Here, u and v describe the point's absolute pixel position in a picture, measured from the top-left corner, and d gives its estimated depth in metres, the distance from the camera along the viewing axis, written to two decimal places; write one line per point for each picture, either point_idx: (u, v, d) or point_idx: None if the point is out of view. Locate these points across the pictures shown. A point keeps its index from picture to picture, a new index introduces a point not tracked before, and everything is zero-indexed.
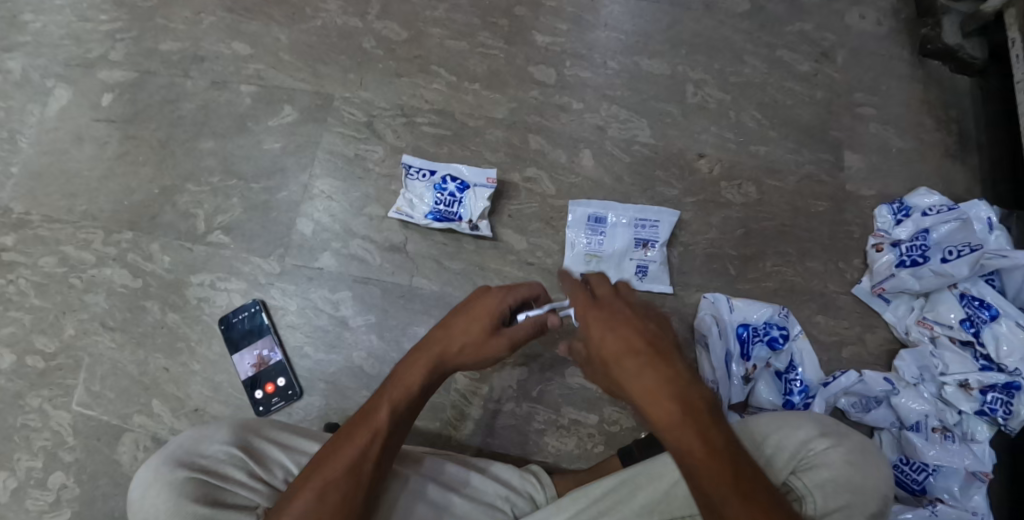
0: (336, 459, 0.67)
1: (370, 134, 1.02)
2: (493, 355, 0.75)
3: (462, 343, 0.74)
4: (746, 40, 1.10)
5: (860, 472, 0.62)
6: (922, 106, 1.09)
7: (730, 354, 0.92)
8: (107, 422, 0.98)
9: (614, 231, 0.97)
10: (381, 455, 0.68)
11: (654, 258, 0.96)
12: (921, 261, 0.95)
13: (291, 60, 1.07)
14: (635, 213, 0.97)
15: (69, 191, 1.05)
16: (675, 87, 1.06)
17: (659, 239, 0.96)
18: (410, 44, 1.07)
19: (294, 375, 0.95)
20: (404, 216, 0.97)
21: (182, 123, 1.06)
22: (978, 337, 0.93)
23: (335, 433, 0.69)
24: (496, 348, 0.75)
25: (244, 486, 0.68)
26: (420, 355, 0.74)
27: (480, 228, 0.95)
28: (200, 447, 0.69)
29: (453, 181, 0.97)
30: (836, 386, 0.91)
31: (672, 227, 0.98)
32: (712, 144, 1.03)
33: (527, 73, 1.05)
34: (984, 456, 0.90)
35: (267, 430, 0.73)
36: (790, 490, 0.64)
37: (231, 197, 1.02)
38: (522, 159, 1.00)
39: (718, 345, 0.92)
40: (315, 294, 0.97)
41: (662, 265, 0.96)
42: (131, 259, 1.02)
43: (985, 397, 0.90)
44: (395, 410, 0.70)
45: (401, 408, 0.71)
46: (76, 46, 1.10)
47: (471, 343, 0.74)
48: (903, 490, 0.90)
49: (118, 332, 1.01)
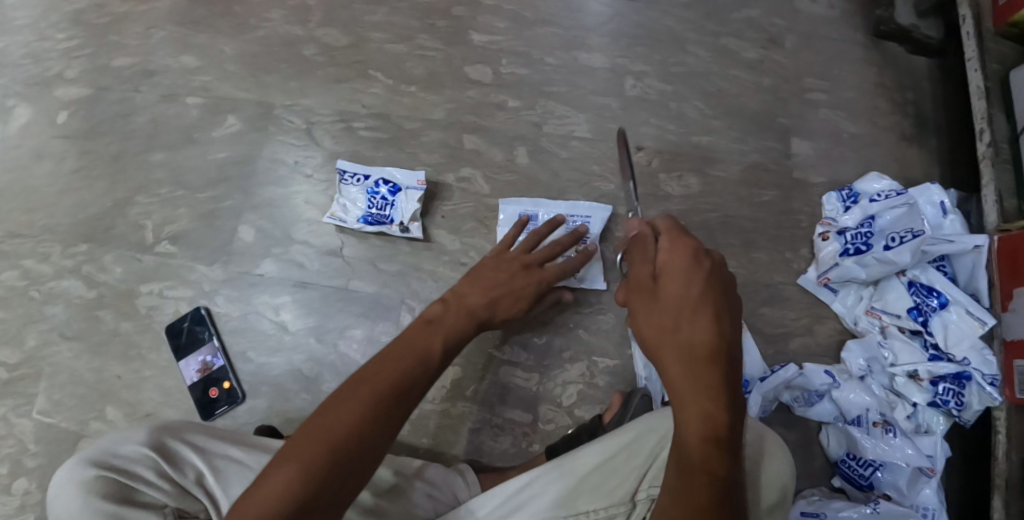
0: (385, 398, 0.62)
1: (309, 141, 1.04)
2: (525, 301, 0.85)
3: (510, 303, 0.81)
4: (690, 29, 1.05)
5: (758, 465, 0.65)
6: (876, 89, 1.03)
7: None
8: (66, 429, 1.00)
9: None
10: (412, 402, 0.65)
11: (588, 253, 0.94)
12: (864, 249, 0.91)
13: (235, 70, 1.09)
14: (567, 209, 0.96)
15: (29, 207, 1.09)
16: (614, 79, 1.03)
17: (591, 235, 0.95)
18: (349, 50, 1.08)
19: (237, 379, 0.97)
20: (338, 221, 0.99)
21: (133, 136, 1.10)
22: (927, 326, 0.89)
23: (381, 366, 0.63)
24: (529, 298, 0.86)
25: (154, 485, 0.70)
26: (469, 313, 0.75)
27: (411, 230, 0.96)
28: (113, 447, 0.72)
29: (386, 185, 0.97)
30: (775, 380, 0.89)
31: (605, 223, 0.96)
32: (652, 136, 1.01)
33: (463, 73, 1.05)
34: (933, 449, 0.86)
35: (183, 432, 0.75)
36: None
37: (179, 207, 1.05)
38: (458, 159, 1.01)
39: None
40: (257, 300, 0.99)
41: (596, 261, 0.94)
42: (87, 271, 1.05)
43: (936, 388, 0.87)
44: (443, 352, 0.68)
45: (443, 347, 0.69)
46: (35, 65, 1.15)
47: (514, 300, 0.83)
48: (851, 486, 0.88)
49: (75, 341, 1.03)
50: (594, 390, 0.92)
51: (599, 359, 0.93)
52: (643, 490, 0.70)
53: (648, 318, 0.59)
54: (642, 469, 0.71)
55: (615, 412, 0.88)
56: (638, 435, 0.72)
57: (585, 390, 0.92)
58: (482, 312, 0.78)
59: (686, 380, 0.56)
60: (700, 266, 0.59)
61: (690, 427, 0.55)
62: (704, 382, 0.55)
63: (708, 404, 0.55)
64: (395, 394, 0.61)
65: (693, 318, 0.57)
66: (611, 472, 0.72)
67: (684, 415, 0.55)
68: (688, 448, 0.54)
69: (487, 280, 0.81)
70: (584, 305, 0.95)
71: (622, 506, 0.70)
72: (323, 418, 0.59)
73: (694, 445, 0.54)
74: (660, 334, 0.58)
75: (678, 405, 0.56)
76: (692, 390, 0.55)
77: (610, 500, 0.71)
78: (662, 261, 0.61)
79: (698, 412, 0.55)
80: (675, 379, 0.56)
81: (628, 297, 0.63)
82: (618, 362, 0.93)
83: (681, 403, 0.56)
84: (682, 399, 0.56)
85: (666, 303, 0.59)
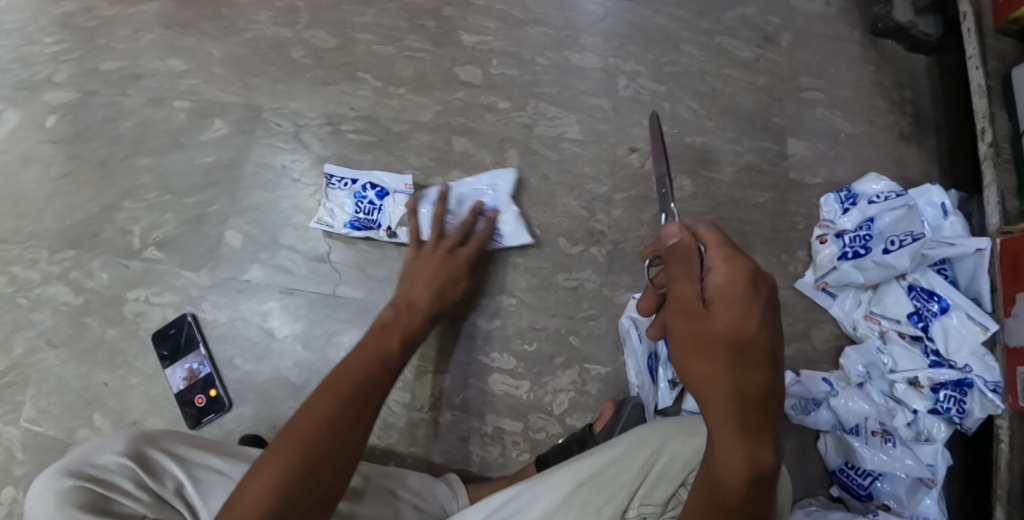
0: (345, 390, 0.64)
1: (297, 144, 1.03)
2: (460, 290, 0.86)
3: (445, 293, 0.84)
4: (683, 28, 1.03)
5: None
6: (874, 88, 1.00)
7: (658, 357, 0.91)
8: (53, 437, 0.99)
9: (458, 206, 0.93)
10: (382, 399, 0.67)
11: (507, 220, 0.93)
12: (863, 253, 0.89)
13: (222, 73, 1.08)
14: (466, 186, 0.94)
15: (15, 213, 1.08)
16: (606, 80, 1.02)
17: (500, 203, 0.93)
18: (338, 52, 1.06)
19: (225, 387, 0.96)
20: (325, 226, 0.97)
21: (120, 141, 1.09)
22: (928, 332, 0.86)
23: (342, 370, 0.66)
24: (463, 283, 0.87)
25: (131, 496, 0.69)
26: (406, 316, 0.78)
27: (399, 235, 0.95)
28: (92, 457, 0.70)
29: (373, 189, 0.96)
30: None
31: (511, 188, 0.94)
32: (644, 137, 0.99)
33: (452, 74, 1.03)
34: (934, 458, 0.83)
35: (165, 441, 0.74)
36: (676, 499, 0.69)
37: (166, 212, 1.04)
38: (447, 162, 0.99)
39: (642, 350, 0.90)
40: (244, 306, 0.98)
41: (516, 224, 0.92)
42: (73, 277, 1.04)
43: (937, 395, 0.85)
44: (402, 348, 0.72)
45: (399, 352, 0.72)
46: (22, 69, 1.14)
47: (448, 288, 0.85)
48: (849, 495, 0.86)
49: (62, 348, 1.02)
50: (585, 397, 0.90)
51: (591, 365, 0.91)
52: (633, 507, 0.69)
53: (697, 349, 0.54)
54: (633, 485, 0.69)
55: (606, 422, 0.85)
56: (630, 451, 0.70)
57: (576, 397, 0.90)
58: (428, 305, 0.81)
59: (736, 419, 0.52)
60: (758, 298, 0.53)
61: (734, 467, 0.53)
62: (755, 423, 0.53)
63: (757, 446, 0.52)
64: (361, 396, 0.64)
65: (747, 355, 0.52)
66: (600, 487, 0.70)
67: (729, 454, 0.53)
68: (730, 486, 0.53)
69: (423, 276, 0.84)
70: (576, 310, 0.93)
71: None
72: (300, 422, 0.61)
73: (738, 486, 0.53)
74: (710, 368, 0.53)
75: (723, 442, 0.53)
76: (742, 431, 0.52)
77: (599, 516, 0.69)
78: (716, 286, 0.54)
79: (745, 453, 0.52)
80: (721, 415, 0.53)
81: (670, 317, 0.56)
82: (610, 369, 0.91)
83: (723, 441, 0.53)
84: (728, 438, 0.53)
85: (719, 336, 0.53)
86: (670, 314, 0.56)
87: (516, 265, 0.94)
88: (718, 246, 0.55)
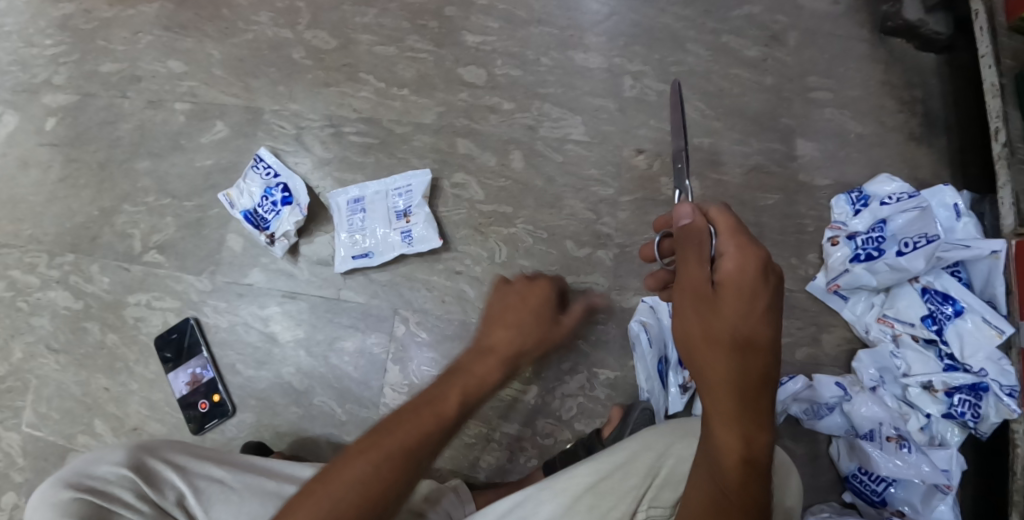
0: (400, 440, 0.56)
1: (299, 146, 1.01)
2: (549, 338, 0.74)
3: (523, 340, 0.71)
4: (688, 27, 1.02)
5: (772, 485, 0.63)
6: (884, 87, 0.98)
7: (669, 362, 0.89)
8: (53, 443, 0.99)
9: (371, 207, 0.95)
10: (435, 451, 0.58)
11: (416, 222, 0.94)
12: (876, 255, 0.88)
13: (222, 75, 1.08)
14: (388, 186, 0.96)
15: (16, 216, 1.08)
16: (611, 80, 1.00)
17: (414, 205, 0.94)
18: (339, 53, 1.05)
19: (227, 392, 0.95)
20: (228, 202, 1.00)
21: (119, 144, 1.08)
22: (941, 335, 0.85)
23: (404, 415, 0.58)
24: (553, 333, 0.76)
25: (132, 508, 0.67)
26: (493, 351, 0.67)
27: (276, 246, 0.96)
28: (90, 468, 0.68)
29: (283, 192, 0.98)
30: (785, 392, 0.88)
31: (425, 189, 0.95)
32: (650, 138, 0.98)
33: (455, 75, 1.02)
34: (948, 463, 0.82)
35: (163, 451, 0.72)
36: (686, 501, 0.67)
37: (166, 216, 1.03)
38: (450, 164, 0.98)
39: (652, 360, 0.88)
40: (245, 311, 0.97)
41: (426, 225, 0.93)
42: (73, 281, 1.03)
43: (952, 399, 0.83)
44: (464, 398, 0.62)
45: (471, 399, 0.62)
46: (22, 72, 1.14)
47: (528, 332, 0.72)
48: (862, 501, 0.85)
49: (62, 353, 1.01)
50: (593, 403, 0.89)
51: (599, 370, 0.90)
52: (640, 512, 0.66)
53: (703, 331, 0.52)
54: (639, 489, 0.67)
55: (615, 426, 0.84)
56: (635, 455, 0.68)
57: (584, 403, 0.89)
58: (510, 350, 0.68)
59: (733, 404, 0.50)
60: (765, 285, 0.51)
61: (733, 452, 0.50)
62: (757, 408, 0.50)
63: (756, 434, 0.50)
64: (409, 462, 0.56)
65: (752, 340, 0.50)
66: (604, 494, 0.68)
67: (723, 440, 0.50)
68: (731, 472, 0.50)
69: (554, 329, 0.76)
70: (583, 314, 0.91)
71: None
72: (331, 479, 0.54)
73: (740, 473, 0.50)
74: (715, 353, 0.51)
75: (718, 428, 0.51)
76: (740, 417, 0.50)
77: None
78: (726, 269, 0.52)
79: (746, 437, 0.50)
80: (723, 399, 0.50)
81: (678, 298, 0.55)
82: (619, 374, 0.90)
83: (720, 425, 0.51)
84: (726, 419, 0.50)
85: (725, 317, 0.51)
86: (680, 297, 0.55)
87: (522, 269, 0.93)
88: (730, 232, 0.54)
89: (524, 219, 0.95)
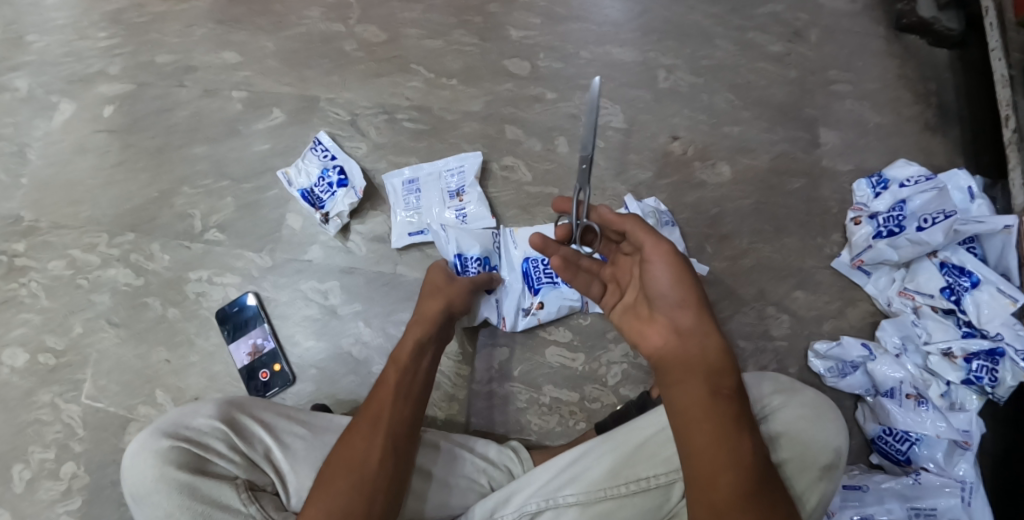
0: (375, 427, 0.73)
1: (354, 132, 1.07)
2: (459, 294, 0.87)
3: (439, 306, 0.85)
4: (717, 25, 1.09)
5: (814, 424, 0.72)
6: (899, 81, 1.06)
7: (520, 290, 0.97)
8: (113, 414, 1.02)
9: (426, 188, 1.02)
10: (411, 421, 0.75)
11: (469, 202, 1.00)
12: (897, 231, 0.94)
13: (277, 65, 1.13)
14: (442, 167, 1.03)
15: (73, 199, 1.11)
16: (647, 73, 1.07)
17: (467, 185, 1.01)
18: (389, 46, 1.11)
19: (288, 362, 1.00)
20: (286, 180, 1.05)
21: (176, 130, 1.12)
22: (960, 305, 0.91)
23: (364, 415, 0.74)
24: (460, 290, 0.87)
25: (224, 457, 0.72)
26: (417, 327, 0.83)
27: (329, 224, 1.02)
28: (186, 420, 0.74)
29: (339, 174, 1.04)
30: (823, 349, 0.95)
31: (478, 170, 1.02)
32: (685, 126, 1.05)
33: (501, 67, 1.08)
34: (968, 425, 0.88)
35: (251, 407, 0.76)
36: None
37: (224, 197, 1.08)
38: (498, 149, 1.04)
39: (490, 299, 0.96)
40: (304, 285, 1.02)
41: (478, 205, 1.00)
42: (133, 259, 1.07)
43: (970, 365, 0.89)
44: (404, 375, 0.78)
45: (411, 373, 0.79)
46: (76, 63, 1.18)
47: (443, 302, 0.85)
48: (889, 461, 0.91)
49: (122, 328, 1.05)
50: (638, 369, 0.95)
51: None
52: None
53: (681, 281, 0.69)
54: None
55: None
56: None
57: (629, 369, 0.95)
58: (434, 315, 0.84)
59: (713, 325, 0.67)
60: None
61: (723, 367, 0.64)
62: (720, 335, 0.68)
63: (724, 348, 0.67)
64: (396, 431, 0.73)
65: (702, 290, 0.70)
66: (664, 442, 0.76)
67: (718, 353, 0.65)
68: (727, 383, 0.64)
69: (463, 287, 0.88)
70: None
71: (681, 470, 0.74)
72: (350, 456, 0.71)
73: (735, 380, 0.64)
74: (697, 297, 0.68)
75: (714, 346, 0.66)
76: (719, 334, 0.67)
77: (668, 466, 0.74)
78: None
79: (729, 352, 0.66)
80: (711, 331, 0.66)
81: (657, 257, 0.70)
82: None
83: (713, 344, 0.66)
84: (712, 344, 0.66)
85: (690, 271, 0.70)
86: (657, 256, 0.70)
87: None
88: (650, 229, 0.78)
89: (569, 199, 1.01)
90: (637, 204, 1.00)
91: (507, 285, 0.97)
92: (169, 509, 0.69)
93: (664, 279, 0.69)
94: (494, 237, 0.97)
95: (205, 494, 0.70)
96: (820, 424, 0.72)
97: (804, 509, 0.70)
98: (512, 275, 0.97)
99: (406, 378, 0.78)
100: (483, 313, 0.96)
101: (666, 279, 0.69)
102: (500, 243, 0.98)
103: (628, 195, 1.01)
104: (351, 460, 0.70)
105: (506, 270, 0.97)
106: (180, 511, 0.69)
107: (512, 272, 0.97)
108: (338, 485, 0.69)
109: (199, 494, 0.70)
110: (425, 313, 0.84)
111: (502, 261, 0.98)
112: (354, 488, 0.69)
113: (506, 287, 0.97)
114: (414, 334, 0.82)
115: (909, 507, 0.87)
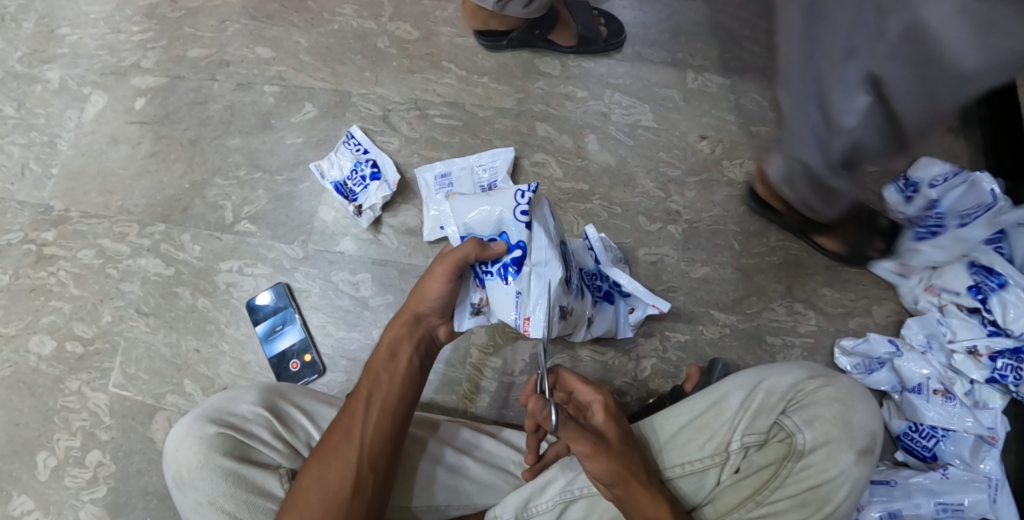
0: (333, 464, 0.71)
1: (386, 126, 1.09)
2: (432, 290, 0.76)
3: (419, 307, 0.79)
4: (744, 27, 1.11)
5: (845, 411, 0.72)
6: None
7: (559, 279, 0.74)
8: (141, 402, 1.02)
9: (461, 178, 1.00)
10: (374, 454, 0.72)
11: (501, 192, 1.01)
12: (939, 231, 0.95)
13: (310, 61, 1.14)
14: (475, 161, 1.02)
15: (106, 189, 1.12)
16: (675, 73, 1.09)
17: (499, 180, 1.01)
18: (421, 43, 1.13)
19: (318, 352, 1.01)
20: (319, 171, 1.07)
21: (210, 123, 1.14)
22: (985, 304, 0.91)
23: (319, 444, 0.73)
24: (432, 286, 0.76)
25: (268, 445, 0.75)
26: (395, 334, 0.80)
27: (362, 216, 1.04)
28: (228, 406, 0.76)
29: (372, 167, 1.06)
30: (870, 347, 0.95)
31: (509, 165, 1.02)
32: (713, 126, 1.06)
33: (533, 66, 1.10)
34: (993, 422, 0.89)
35: (292, 395, 0.80)
36: (782, 428, 0.74)
37: (256, 189, 1.09)
38: (530, 145, 1.06)
39: (510, 289, 0.71)
40: (337, 276, 1.04)
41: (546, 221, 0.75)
42: (164, 249, 1.08)
43: (995, 364, 0.89)
44: (381, 405, 0.75)
45: (383, 400, 0.75)
46: (110, 56, 1.19)
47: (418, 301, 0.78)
48: (914, 458, 0.91)
49: (152, 316, 1.05)
50: (667, 364, 0.97)
51: (672, 333, 0.98)
52: (735, 440, 0.75)
53: (616, 467, 0.67)
54: (733, 421, 0.75)
55: (696, 382, 0.92)
56: (725, 394, 0.77)
57: (658, 363, 0.97)
58: (410, 316, 0.80)
59: (650, 486, 0.68)
60: (619, 418, 0.72)
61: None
62: (655, 487, 0.69)
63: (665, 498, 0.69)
64: (355, 477, 0.70)
65: (633, 455, 0.70)
66: (704, 426, 0.76)
67: (658, 510, 0.67)
68: None
69: (438, 282, 0.75)
70: (656, 284, 1.00)
71: (717, 456, 0.75)
72: (319, 476, 0.70)
73: None
74: (635, 475, 0.68)
75: (655, 504, 0.67)
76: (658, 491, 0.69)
77: (702, 453, 0.75)
78: (598, 420, 0.71)
79: (670, 508, 0.68)
80: (649, 496, 0.68)
81: (589, 459, 0.67)
82: (689, 337, 0.98)
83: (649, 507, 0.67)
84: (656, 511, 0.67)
85: (620, 451, 0.69)
86: (591, 459, 0.67)
87: None
88: (585, 388, 0.74)
89: (600, 196, 1.04)
90: (597, 237, 0.95)
91: (538, 271, 0.72)
92: (214, 495, 0.71)
93: (597, 470, 0.68)
94: (519, 195, 0.71)
95: (250, 482, 0.72)
96: (855, 407, 0.73)
97: (839, 493, 0.69)
98: (549, 257, 0.72)
99: (375, 388, 0.76)
100: (505, 307, 0.72)
101: (601, 470, 0.67)
102: (528, 209, 0.70)
103: (592, 228, 0.96)
104: (315, 492, 0.69)
105: (541, 248, 0.71)
106: (224, 498, 0.71)
107: (549, 252, 0.72)
108: (307, 504, 0.69)
109: (244, 481, 0.72)
110: (402, 314, 0.81)
111: (544, 237, 0.72)
112: (324, 513, 0.68)
113: (535, 272, 0.72)
114: (392, 333, 0.80)
115: (937, 503, 0.86)
